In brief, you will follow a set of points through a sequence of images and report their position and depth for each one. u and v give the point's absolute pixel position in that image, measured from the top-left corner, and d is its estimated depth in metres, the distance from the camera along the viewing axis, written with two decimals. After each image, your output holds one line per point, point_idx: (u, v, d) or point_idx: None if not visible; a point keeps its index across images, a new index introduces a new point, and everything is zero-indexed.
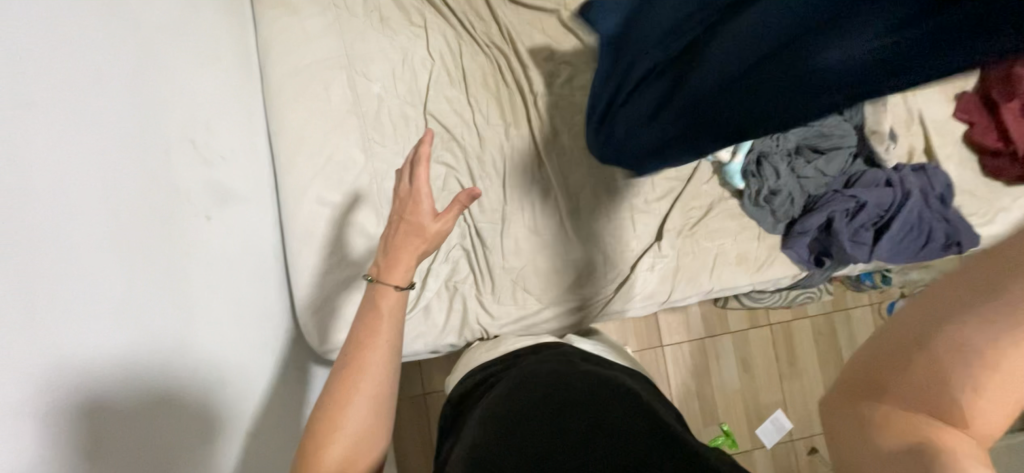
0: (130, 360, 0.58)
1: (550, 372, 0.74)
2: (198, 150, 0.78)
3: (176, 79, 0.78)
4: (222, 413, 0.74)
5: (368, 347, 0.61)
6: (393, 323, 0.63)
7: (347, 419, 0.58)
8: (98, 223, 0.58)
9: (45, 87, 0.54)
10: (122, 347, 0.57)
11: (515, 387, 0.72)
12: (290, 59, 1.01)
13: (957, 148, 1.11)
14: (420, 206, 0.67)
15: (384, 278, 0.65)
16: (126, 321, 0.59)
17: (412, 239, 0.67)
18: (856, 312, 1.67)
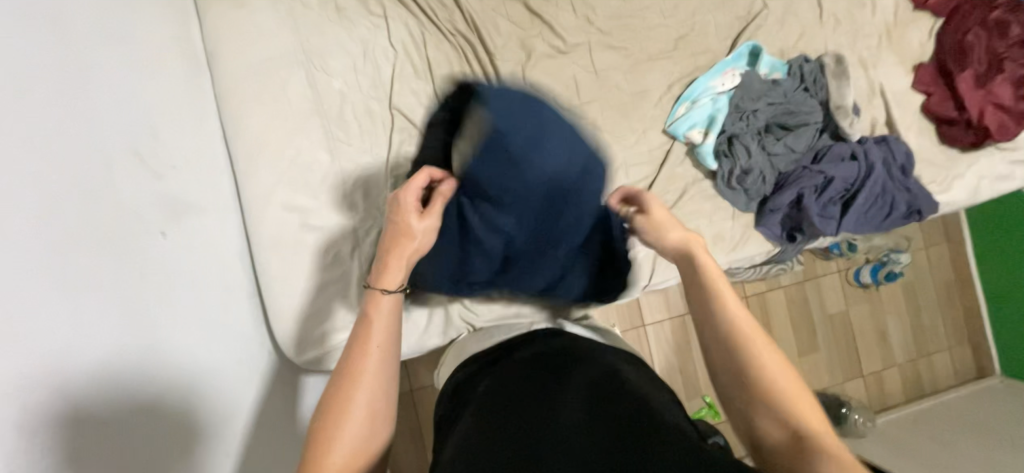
0: (84, 398, 0.54)
1: (551, 358, 0.73)
2: (146, 164, 0.73)
3: (115, 84, 0.71)
4: (199, 435, 0.71)
5: (359, 359, 0.59)
6: (386, 333, 0.61)
7: (342, 438, 0.56)
8: (29, 248, 0.52)
9: None
10: (70, 387, 0.53)
11: (513, 372, 0.71)
12: (240, 57, 0.94)
13: (915, 118, 1.15)
14: (405, 204, 0.65)
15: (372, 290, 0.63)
16: (76, 356, 0.55)
17: (403, 241, 0.65)
18: (825, 279, 1.74)
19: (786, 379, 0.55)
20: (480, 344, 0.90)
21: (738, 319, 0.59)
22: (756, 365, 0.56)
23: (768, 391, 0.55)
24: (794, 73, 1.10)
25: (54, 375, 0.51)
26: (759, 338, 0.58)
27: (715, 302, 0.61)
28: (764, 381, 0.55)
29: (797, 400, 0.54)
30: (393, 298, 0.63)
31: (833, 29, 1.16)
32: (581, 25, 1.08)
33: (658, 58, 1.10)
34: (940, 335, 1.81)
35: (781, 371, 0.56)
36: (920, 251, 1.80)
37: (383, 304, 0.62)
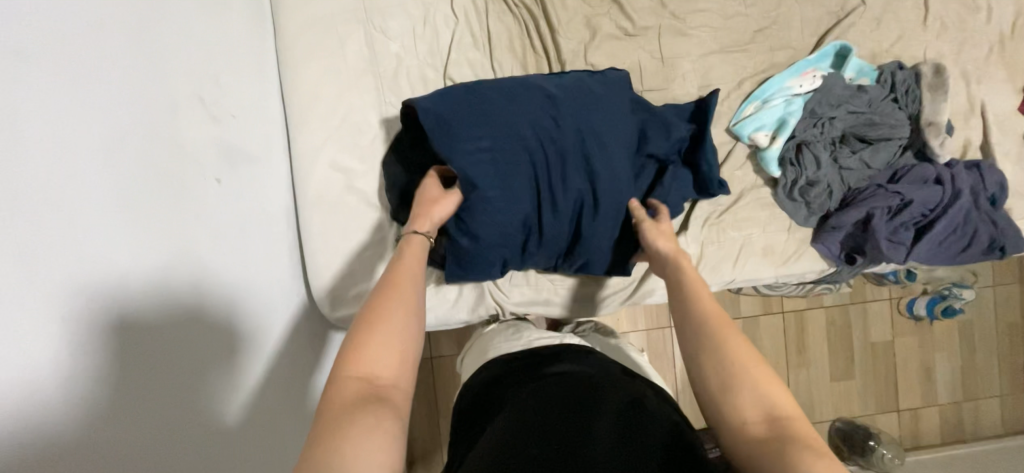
0: (135, 310, 0.56)
1: (578, 377, 0.67)
2: (207, 108, 0.74)
3: (183, 25, 0.72)
4: (239, 371, 0.73)
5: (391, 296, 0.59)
6: (406, 318, 0.57)
7: (368, 364, 0.54)
8: (96, 180, 0.54)
9: (47, 25, 0.51)
10: (124, 298, 0.55)
11: (541, 393, 0.64)
12: (304, 10, 0.94)
13: (1016, 145, 1.03)
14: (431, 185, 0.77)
15: (392, 275, 0.62)
16: (132, 275, 0.57)
17: (432, 204, 0.74)
18: (872, 305, 1.63)
19: (760, 376, 0.57)
20: (513, 343, 0.85)
21: (715, 318, 0.62)
22: (730, 362, 0.58)
23: (739, 385, 0.56)
24: (884, 80, 1.00)
25: (107, 286, 0.53)
26: (734, 337, 0.60)
27: (696, 306, 0.64)
28: (737, 379, 0.57)
29: (776, 399, 0.55)
30: (423, 239, 0.69)
31: (937, 35, 1.04)
32: (652, 7, 1.01)
33: (731, 49, 1.02)
34: (993, 380, 1.68)
35: (756, 368, 0.57)
36: (987, 289, 1.65)
37: (406, 288, 0.60)
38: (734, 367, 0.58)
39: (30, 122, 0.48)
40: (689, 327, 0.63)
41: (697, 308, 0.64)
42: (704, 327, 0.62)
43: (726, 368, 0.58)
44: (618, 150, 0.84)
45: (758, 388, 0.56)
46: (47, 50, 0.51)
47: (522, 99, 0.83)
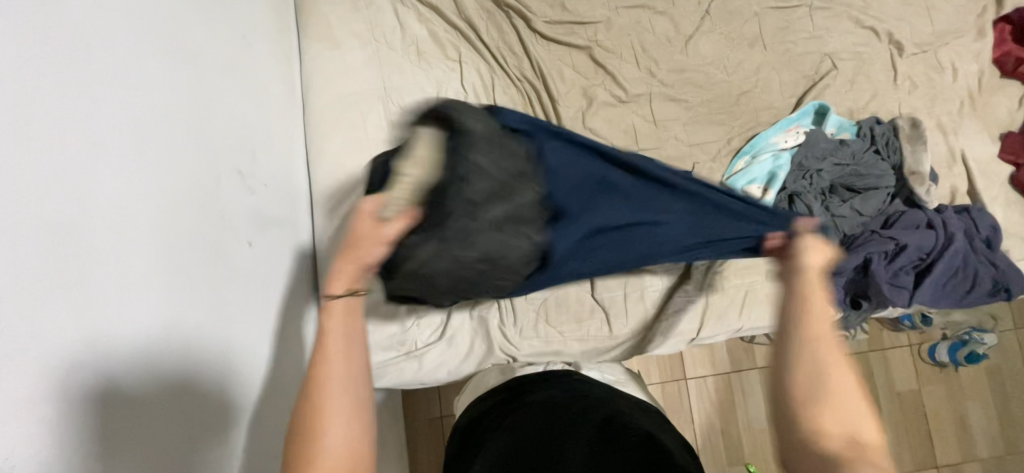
0: (143, 380, 0.59)
1: (559, 402, 0.76)
2: (244, 180, 0.84)
3: (228, 110, 0.84)
4: (239, 429, 0.75)
5: (324, 382, 0.54)
6: (343, 415, 0.53)
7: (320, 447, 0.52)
8: (148, 241, 0.63)
9: (121, 117, 0.62)
10: (135, 367, 0.58)
11: (526, 421, 0.74)
12: (330, 90, 1.06)
13: (1002, 189, 1.07)
14: (364, 214, 0.62)
15: (313, 375, 0.54)
16: (150, 339, 0.61)
17: (355, 247, 0.61)
18: (892, 352, 1.60)
19: (852, 396, 0.55)
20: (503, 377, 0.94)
21: (820, 323, 0.58)
22: (825, 373, 0.55)
23: (833, 399, 0.54)
24: (864, 135, 1.07)
25: (123, 355, 0.57)
26: (834, 349, 0.57)
27: (805, 309, 0.60)
28: (830, 389, 0.54)
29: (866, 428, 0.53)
30: (348, 301, 0.58)
31: (908, 92, 1.12)
32: (642, 77, 1.12)
33: (718, 111, 1.11)
34: None
35: (850, 390, 0.55)
36: (1010, 333, 1.62)
37: (334, 386, 0.54)
38: (830, 378, 0.55)
39: (96, 195, 0.56)
40: (788, 328, 0.59)
41: (805, 312, 0.59)
42: (811, 330, 0.58)
43: (824, 377, 0.55)
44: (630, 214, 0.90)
45: (848, 408, 0.54)
46: (123, 138, 0.61)
47: (552, 159, 0.86)
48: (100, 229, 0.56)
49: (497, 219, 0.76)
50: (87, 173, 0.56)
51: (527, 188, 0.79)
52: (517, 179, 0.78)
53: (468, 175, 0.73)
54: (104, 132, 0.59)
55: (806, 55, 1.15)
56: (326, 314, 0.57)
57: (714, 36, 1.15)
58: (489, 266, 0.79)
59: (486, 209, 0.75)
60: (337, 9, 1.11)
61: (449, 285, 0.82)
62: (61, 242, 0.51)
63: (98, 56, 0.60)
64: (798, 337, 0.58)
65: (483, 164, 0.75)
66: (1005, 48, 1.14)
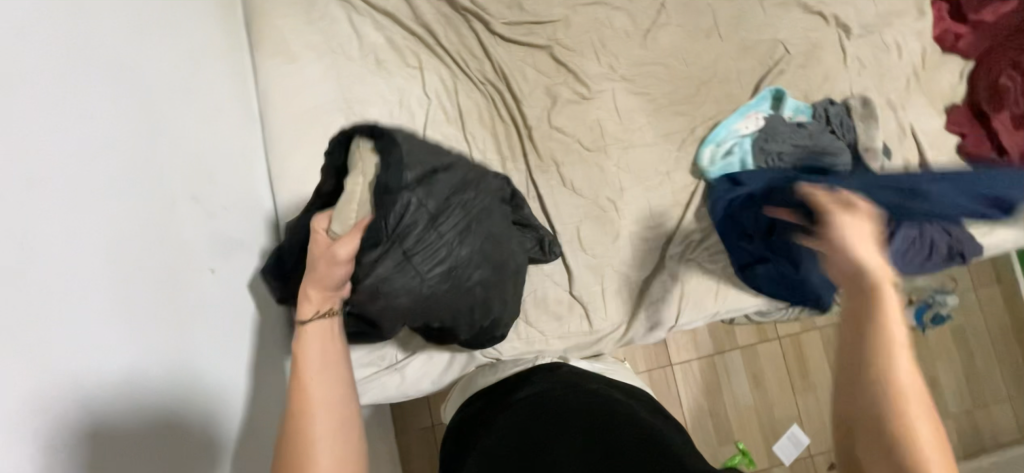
0: (119, 424, 0.56)
1: (546, 394, 0.78)
2: (201, 205, 0.81)
3: (179, 133, 0.80)
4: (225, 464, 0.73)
5: (305, 384, 0.61)
6: (329, 413, 0.60)
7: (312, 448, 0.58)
8: (108, 277, 0.60)
9: (68, 148, 0.58)
10: (110, 413, 0.55)
11: (521, 418, 0.74)
12: (289, 105, 1.03)
13: (951, 159, 1.13)
14: (317, 240, 0.67)
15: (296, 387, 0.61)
16: (120, 381, 0.58)
17: (320, 276, 0.67)
18: None
19: (920, 410, 0.50)
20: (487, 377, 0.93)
21: (891, 334, 0.53)
22: (893, 387, 0.51)
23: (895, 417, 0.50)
24: (819, 115, 1.10)
25: (96, 400, 0.54)
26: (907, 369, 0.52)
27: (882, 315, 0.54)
28: (897, 408, 0.51)
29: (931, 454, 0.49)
30: (323, 322, 0.65)
31: (858, 72, 1.16)
32: (604, 72, 1.13)
33: (680, 101, 1.13)
34: (998, 383, 1.68)
35: (916, 406, 0.51)
36: (970, 293, 1.70)
37: (316, 397, 0.60)
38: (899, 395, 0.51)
39: (48, 229, 0.53)
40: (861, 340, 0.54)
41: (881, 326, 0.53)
42: (884, 345, 0.52)
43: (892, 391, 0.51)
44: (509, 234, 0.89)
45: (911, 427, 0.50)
46: (73, 171, 0.58)
47: (458, 182, 0.82)
48: (58, 270, 0.53)
49: (459, 221, 0.81)
50: (39, 211, 0.52)
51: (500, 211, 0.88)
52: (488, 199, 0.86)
53: (439, 181, 0.79)
54: (54, 166, 0.56)
55: (760, 42, 1.18)
56: (305, 335, 0.64)
57: (670, 28, 1.16)
58: (465, 283, 0.84)
59: (442, 217, 0.79)
60: (289, 22, 1.08)
61: (412, 308, 0.82)
62: (20, 288, 0.48)
63: (43, 82, 0.57)
64: (866, 346, 0.53)
65: (446, 169, 0.81)
66: (944, 24, 1.20)
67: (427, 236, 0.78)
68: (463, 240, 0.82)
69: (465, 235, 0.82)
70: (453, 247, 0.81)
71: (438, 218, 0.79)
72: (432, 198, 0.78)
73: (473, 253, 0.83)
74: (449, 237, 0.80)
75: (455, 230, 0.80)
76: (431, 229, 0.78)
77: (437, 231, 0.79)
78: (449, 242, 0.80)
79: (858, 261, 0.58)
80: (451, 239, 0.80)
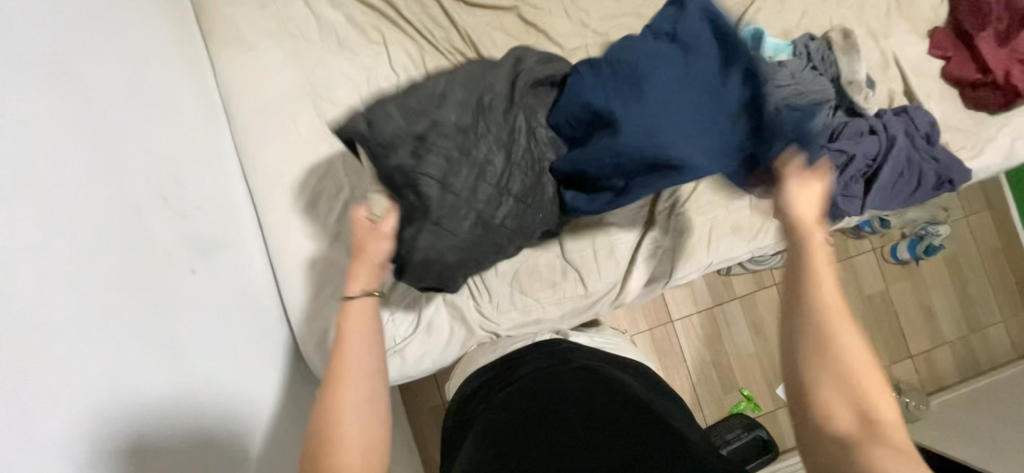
0: (127, 437, 0.57)
1: (556, 369, 0.78)
2: (172, 207, 0.78)
3: (139, 132, 0.77)
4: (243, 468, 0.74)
5: (345, 359, 0.58)
6: (367, 388, 0.57)
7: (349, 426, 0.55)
8: (88, 291, 0.58)
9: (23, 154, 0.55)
10: (113, 428, 0.55)
11: (520, 393, 0.74)
12: (254, 96, 0.99)
13: (936, 84, 1.10)
14: (359, 219, 0.69)
15: (338, 364, 0.58)
16: (118, 395, 0.57)
17: (366, 251, 0.69)
18: (858, 259, 1.67)
19: (864, 367, 0.51)
20: (487, 356, 0.94)
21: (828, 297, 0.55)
22: (830, 342, 0.52)
23: (840, 383, 0.51)
24: (799, 52, 1.06)
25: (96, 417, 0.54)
26: (844, 323, 0.53)
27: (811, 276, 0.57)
28: (846, 373, 0.51)
29: (879, 406, 0.50)
30: (369, 298, 0.64)
31: (837, 3, 1.12)
32: (575, 29, 1.09)
33: None
34: (992, 306, 1.71)
35: (862, 367, 0.51)
36: (961, 220, 1.71)
37: (354, 365, 0.58)
38: (832, 354, 0.52)
39: (15, 239, 0.50)
40: (795, 306, 0.56)
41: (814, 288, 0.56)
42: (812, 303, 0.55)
43: (831, 353, 0.52)
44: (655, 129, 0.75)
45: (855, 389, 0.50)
46: (31, 178, 0.55)
47: (456, 126, 0.77)
48: (37, 289, 0.51)
49: (470, 170, 0.77)
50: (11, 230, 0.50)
51: (512, 132, 0.80)
52: (500, 122, 0.79)
53: (428, 146, 0.75)
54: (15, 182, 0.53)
55: None
56: (350, 306, 0.62)
57: None
58: (504, 220, 0.82)
59: (453, 170, 0.76)
60: (241, 7, 1.02)
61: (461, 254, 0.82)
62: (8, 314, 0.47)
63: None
64: (804, 312, 0.55)
65: (434, 122, 0.76)
66: None
67: (443, 193, 0.76)
68: (479, 184, 0.78)
69: (490, 173, 0.78)
70: (480, 192, 0.78)
71: (449, 171, 0.76)
72: (431, 158, 0.75)
73: (509, 190, 0.80)
74: (466, 184, 0.77)
75: (469, 174, 0.77)
76: (445, 187, 0.76)
77: (452, 185, 0.76)
78: (468, 192, 0.78)
79: (800, 222, 0.62)
80: (469, 186, 0.77)
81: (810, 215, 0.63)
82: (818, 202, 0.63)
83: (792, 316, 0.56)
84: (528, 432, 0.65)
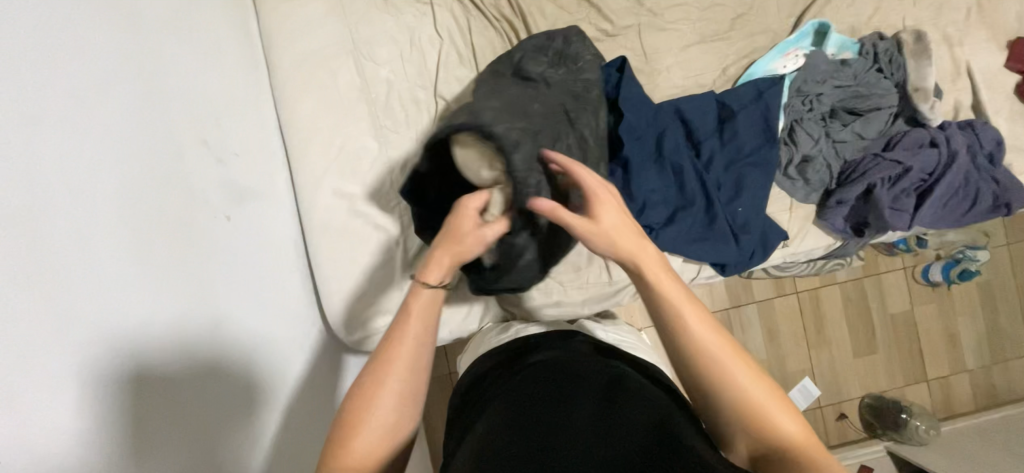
0: (161, 370, 0.59)
1: (573, 358, 0.73)
2: (212, 151, 0.79)
3: (183, 73, 0.77)
4: (264, 414, 0.78)
5: (397, 340, 0.62)
6: (406, 370, 0.61)
7: (382, 399, 0.59)
8: (123, 224, 0.59)
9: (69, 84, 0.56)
10: (150, 358, 0.58)
11: (535, 380, 0.69)
12: (294, 46, 0.98)
13: (1008, 101, 1.03)
14: (471, 208, 0.65)
15: (387, 355, 0.61)
16: (157, 329, 0.60)
17: (458, 242, 0.65)
18: (887, 276, 1.62)
19: (741, 377, 0.59)
20: (500, 337, 0.92)
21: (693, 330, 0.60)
22: (717, 376, 0.59)
23: (740, 407, 0.58)
24: (866, 52, 1.01)
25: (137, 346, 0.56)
26: (711, 344, 0.60)
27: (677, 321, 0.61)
28: (738, 398, 0.58)
29: (765, 404, 0.58)
30: (433, 290, 0.64)
31: (913, 2, 1.05)
32: (630, 6, 1.04)
33: (712, 38, 1.04)
34: (1020, 339, 1.65)
35: (747, 381, 0.58)
36: (1002, 248, 1.64)
37: (402, 351, 0.61)
38: (726, 386, 0.59)
39: (59, 168, 0.52)
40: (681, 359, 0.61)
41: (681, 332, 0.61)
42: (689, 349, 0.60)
43: (720, 387, 0.59)
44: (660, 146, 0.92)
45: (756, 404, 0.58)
46: (75, 110, 0.56)
47: (551, 122, 0.74)
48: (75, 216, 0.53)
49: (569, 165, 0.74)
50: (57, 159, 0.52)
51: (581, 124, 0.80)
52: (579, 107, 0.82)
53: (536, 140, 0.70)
54: (56, 112, 0.54)
55: None
56: (415, 295, 0.64)
57: None
58: None
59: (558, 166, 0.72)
60: None
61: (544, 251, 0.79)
62: (45, 240, 0.48)
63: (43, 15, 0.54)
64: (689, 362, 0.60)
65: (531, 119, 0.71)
66: None
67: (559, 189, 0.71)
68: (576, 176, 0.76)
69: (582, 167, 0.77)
70: None
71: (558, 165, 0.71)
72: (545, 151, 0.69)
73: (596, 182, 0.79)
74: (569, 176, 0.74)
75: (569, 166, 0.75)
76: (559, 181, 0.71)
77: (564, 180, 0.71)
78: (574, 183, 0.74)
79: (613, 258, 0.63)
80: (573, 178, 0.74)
81: (621, 237, 0.63)
82: (620, 225, 0.63)
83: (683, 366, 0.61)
84: (548, 430, 0.61)
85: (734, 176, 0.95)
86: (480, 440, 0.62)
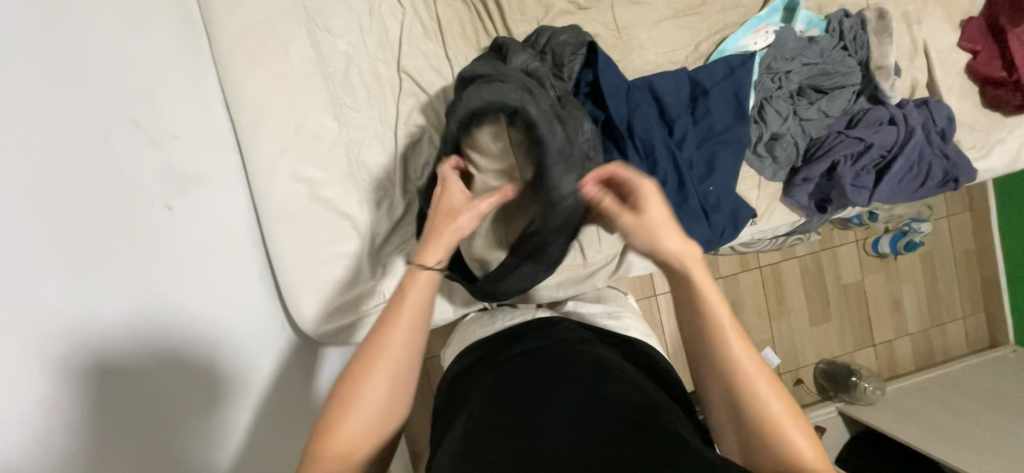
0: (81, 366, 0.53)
1: (565, 348, 0.70)
2: (144, 131, 0.69)
3: (110, 42, 0.68)
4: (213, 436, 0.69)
5: (390, 322, 0.59)
6: (395, 357, 0.58)
7: (367, 385, 0.56)
8: (34, 219, 0.52)
9: None
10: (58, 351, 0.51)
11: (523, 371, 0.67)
12: (238, 16, 0.88)
13: (958, 79, 1.07)
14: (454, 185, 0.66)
15: (378, 337, 0.58)
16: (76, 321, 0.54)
17: (455, 217, 0.64)
18: (841, 249, 1.70)
19: (757, 375, 0.55)
20: (485, 328, 0.89)
21: (720, 320, 0.57)
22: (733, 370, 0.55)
23: (745, 403, 0.54)
24: (832, 30, 1.02)
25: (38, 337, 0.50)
26: (734, 332, 0.57)
27: (699, 305, 0.58)
28: (743, 386, 0.55)
29: (768, 402, 0.54)
30: (433, 272, 0.61)
31: None
32: None
33: (684, 14, 1.02)
34: (955, 304, 1.79)
35: (755, 371, 0.55)
36: (942, 220, 1.75)
37: (394, 337, 0.58)
38: (745, 381, 0.55)
39: None
40: (698, 347, 0.59)
41: (706, 321, 0.57)
42: (712, 339, 0.57)
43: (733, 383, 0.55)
44: (638, 123, 0.90)
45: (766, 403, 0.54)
46: None
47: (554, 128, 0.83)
48: None
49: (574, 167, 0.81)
50: None
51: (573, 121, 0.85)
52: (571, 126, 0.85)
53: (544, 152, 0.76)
54: None
55: None
56: (413, 277, 0.61)
57: None
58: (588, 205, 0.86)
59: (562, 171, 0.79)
60: None
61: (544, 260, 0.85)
62: None
63: None
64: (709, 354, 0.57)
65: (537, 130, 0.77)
66: None
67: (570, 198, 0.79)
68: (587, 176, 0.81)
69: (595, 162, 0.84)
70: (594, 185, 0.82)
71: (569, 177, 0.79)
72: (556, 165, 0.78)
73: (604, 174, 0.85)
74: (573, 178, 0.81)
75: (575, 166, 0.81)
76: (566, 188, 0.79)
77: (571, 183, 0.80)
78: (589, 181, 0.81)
79: (661, 250, 0.59)
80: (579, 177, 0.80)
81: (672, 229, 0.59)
82: (666, 218, 0.58)
83: (698, 354, 0.59)
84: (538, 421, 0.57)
85: (707, 153, 0.95)
86: (460, 441, 0.59)
